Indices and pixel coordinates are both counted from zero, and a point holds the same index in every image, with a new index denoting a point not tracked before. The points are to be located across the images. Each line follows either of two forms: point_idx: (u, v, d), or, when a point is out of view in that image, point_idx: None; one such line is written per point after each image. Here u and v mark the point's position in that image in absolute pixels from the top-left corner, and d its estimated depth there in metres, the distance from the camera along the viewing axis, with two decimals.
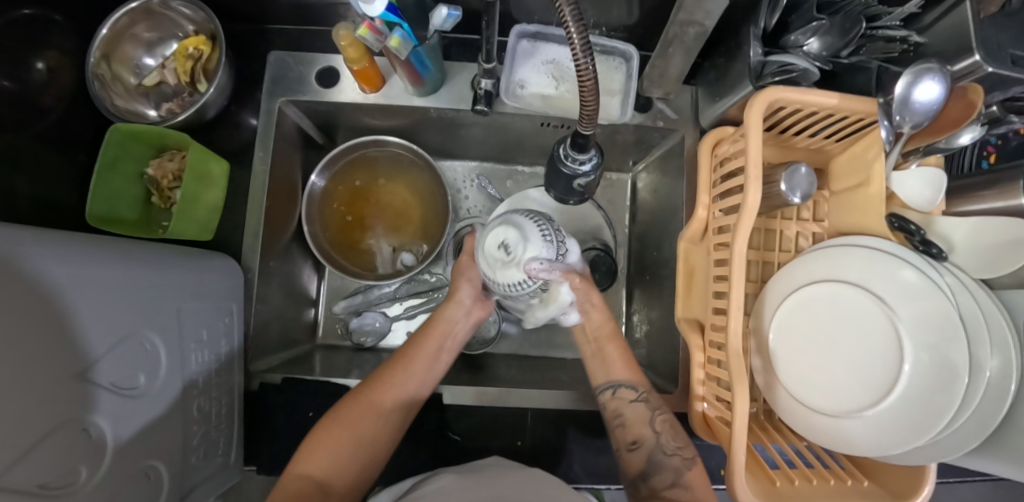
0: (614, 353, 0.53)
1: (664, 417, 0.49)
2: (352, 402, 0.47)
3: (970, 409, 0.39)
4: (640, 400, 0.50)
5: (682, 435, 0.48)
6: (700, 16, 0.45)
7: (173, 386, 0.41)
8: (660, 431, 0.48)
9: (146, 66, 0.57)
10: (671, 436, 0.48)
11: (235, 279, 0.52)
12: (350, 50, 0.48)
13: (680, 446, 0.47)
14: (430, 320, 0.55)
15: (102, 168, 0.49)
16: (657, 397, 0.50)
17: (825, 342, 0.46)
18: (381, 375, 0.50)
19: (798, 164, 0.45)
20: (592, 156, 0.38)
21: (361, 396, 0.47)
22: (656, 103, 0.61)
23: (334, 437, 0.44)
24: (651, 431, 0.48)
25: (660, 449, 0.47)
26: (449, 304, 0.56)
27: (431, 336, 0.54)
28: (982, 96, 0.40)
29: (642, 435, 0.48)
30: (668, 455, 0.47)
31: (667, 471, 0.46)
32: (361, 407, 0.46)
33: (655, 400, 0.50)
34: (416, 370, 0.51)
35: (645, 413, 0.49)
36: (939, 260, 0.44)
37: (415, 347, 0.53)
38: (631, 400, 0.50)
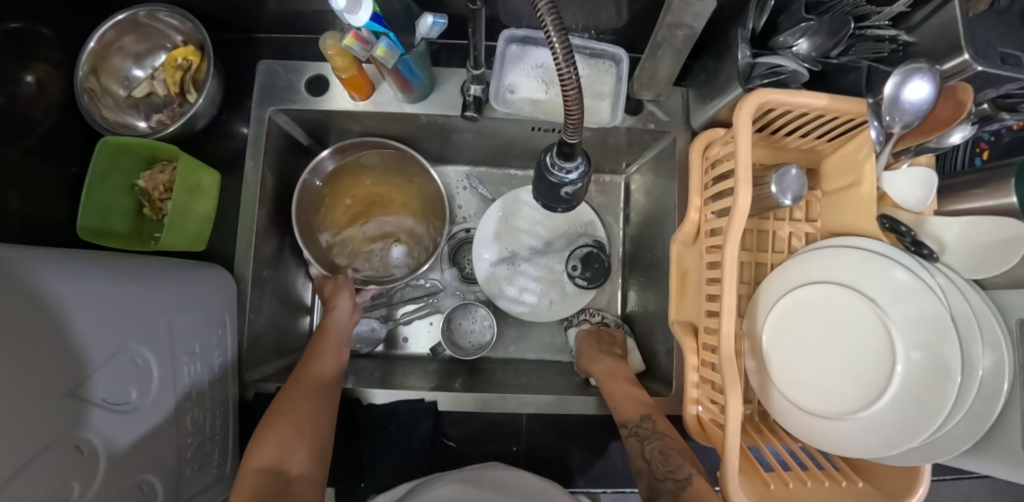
0: (614, 391, 0.55)
1: (654, 445, 0.47)
2: (284, 398, 0.49)
3: (965, 408, 0.39)
4: (633, 436, 0.49)
5: (673, 458, 0.45)
6: (688, 19, 0.44)
7: (165, 399, 0.41)
8: (651, 460, 0.47)
9: (135, 78, 0.57)
10: (662, 462, 0.46)
11: (227, 290, 0.52)
12: (338, 59, 0.48)
13: (671, 469, 0.44)
14: (319, 331, 0.59)
15: (92, 182, 0.49)
16: (648, 426, 0.49)
17: (817, 344, 0.46)
18: (303, 369, 0.53)
19: (789, 166, 0.45)
20: (579, 163, 0.37)
21: (289, 390, 0.50)
22: (647, 105, 0.60)
23: (277, 429, 0.45)
24: (644, 462, 0.47)
25: (655, 475, 0.45)
26: (331, 313, 0.60)
27: (329, 338, 0.58)
28: (972, 95, 0.40)
29: (640, 467, 0.47)
30: (661, 479, 0.44)
31: (665, 494, 0.43)
32: (298, 397, 0.49)
33: (643, 430, 0.49)
34: (328, 365, 0.55)
35: (638, 447, 0.49)
36: (930, 261, 0.44)
37: (314, 351, 0.56)
38: (626, 436, 0.50)
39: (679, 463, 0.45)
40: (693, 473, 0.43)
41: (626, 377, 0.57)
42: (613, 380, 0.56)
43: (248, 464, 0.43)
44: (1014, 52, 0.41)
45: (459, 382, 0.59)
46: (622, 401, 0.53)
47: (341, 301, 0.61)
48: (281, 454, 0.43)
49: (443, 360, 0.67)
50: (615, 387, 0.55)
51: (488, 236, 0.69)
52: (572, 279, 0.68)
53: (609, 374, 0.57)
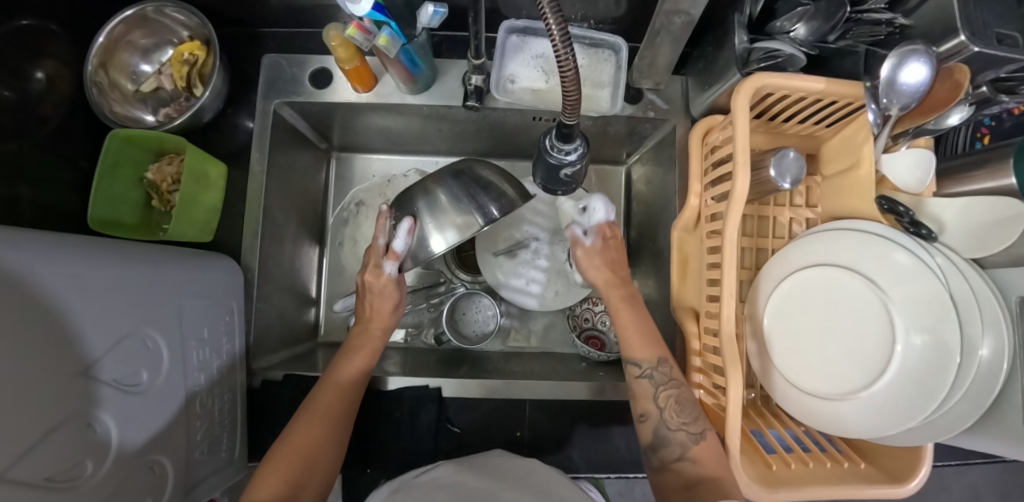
0: (625, 319, 0.53)
1: (670, 393, 0.48)
2: (304, 428, 0.44)
3: (963, 388, 0.40)
4: (646, 376, 0.49)
5: (689, 411, 0.46)
6: (686, 5, 0.45)
7: (175, 382, 0.42)
8: (664, 408, 0.47)
9: (143, 72, 0.58)
10: (677, 412, 0.46)
11: (234, 277, 0.53)
12: (341, 50, 0.49)
13: (685, 422, 0.46)
14: (346, 344, 0.54)
15: (102, 173, 0.50)
16: (664, 371, 0.49)
17: (818, 325, 0.46)
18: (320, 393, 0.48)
19: (787, 149, 0.46)
20: (577, 145, 0.37)
21: (308, 419, 0.45)
22: (647, 94, 0.60)
23: (286, 462, 0.42)
24: (656, 406, 0.48)
25: (665, 424, 0.47)
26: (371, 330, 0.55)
27: (357, 356, 0.53)
28: (968, 76, 0.40)
29: (649, 410, 0.48)
30: (673, 430, 0.46)
31: (674, 445, 0.45)
32: (313, 423, 0.45)
33: (658, 374, 0.49)
34: (352, 389, 0.50)
35: (651, 389, 0.49)
36: (929, 241, 0.43)
37: (336, 370, 0.51)
38: (638, 376, 0.50)
39: (692, 419, 0.46)
40: (707, 429, 0.45)
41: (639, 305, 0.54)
42: (628, 310, 0.53)
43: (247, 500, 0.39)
44: (1010, 33, 0.41)
45: (463, 370, 0.60)
46: (637, 340, 0.51)
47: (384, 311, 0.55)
48: (291, 490, 0.40)
49: (446, 350, 0.67)
50: (627, 318, 0.53)
51: (489, 228, 0.69)
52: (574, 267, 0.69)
53: (625, 302, 0.54)
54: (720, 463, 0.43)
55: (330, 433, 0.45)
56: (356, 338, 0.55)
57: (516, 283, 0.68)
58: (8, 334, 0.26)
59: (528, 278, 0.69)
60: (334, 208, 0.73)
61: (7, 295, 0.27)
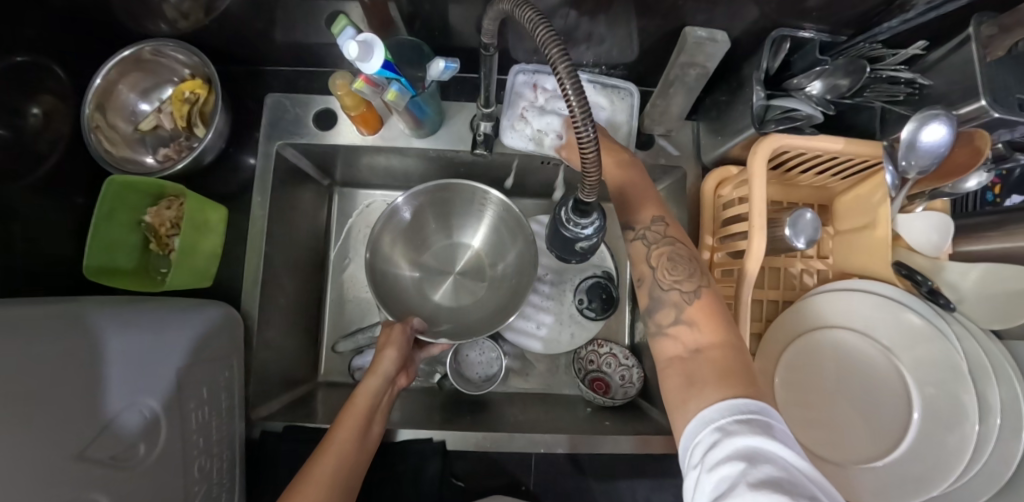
0: (634, 191, 0.47)
1: (661, 249, 0.43)
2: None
3: (984, 458, 0.39)
4: (639, 239, 0.45)
5: (682, 266, 0.41)
6: (702, 58, 0.46)
7: (175, 446, 0.40)
8: (656, 267, 0.42)
9: (141, 111, 0.56)
10: (669, 269, 0.41)
11: (233, 327, 0.51)
12: (347, 98, 0.47)
13: (678, 280, 0.41)
14: (348, 399, 0.47)
15: (99, 219, 0.48)
16: (658, 230, 0.44)
17: (824, 385, 0.46)
18: (314, 462, 0.41)
19: (804, 209, 0.45)
20: (595, 219, 0.35)
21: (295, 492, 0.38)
22: (658, 140, 0.59)
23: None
24: (648, 268, 0.43)
25: (658, 285, 0.41)
26: (371, 376, 0.48)
27: (353, 410, 0.46)
28: (989, 142, 0.40)
29: (643, 271, 0.43)
30: (665, 289, 0.41)
31: (668, 307, 0.40)
32: (305, 491, 0.38)
33: (651, 233, 0.44)
34: (349, 451, 0.43)
35: (643, 250, 0.44)
36: (946, 310, 0.43)
37: (333, 432, 0.44)
38: (631, 239, 0.45)
39: (686, 274, 0.41)
40: (702, 287, 0.40)
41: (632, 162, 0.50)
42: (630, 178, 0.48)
43: None
44: None
45: (467, 418, 0.59)
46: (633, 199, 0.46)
47: (383, 366, 0.49)
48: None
49: (449, 392, 0.65)
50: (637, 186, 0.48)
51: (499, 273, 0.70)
52: (582, 311, 0.68)
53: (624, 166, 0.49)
54: (718, 325, 0.37)
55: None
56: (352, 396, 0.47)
57: (522, 325, 0.68)
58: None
59: (534, 319, 0.68)
60: (334, 243, 0.71)
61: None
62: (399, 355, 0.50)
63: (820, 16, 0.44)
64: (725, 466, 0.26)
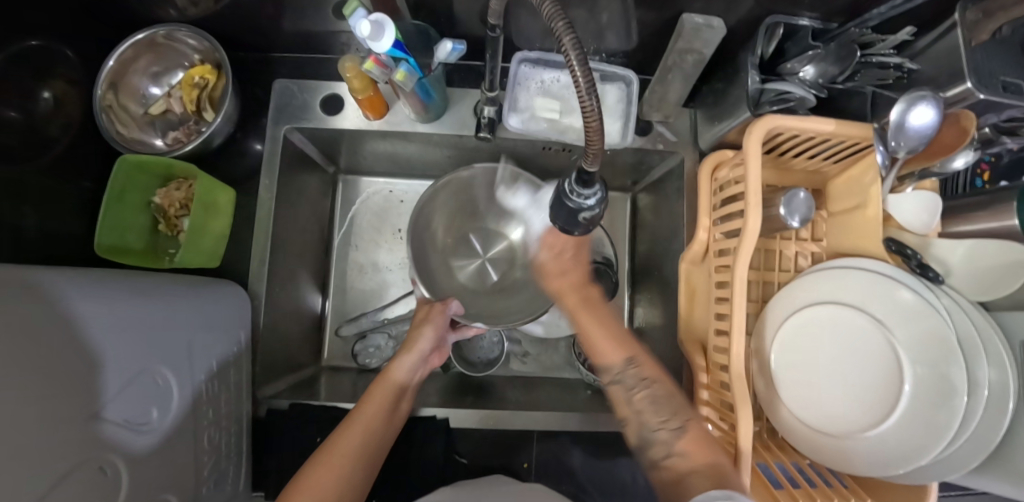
0: (599, 334, 0.49)
1: (642, 393, 0.45)
2: (316, 467, 0.41)
3: (972, 427, 0.40)
4: (619, 382, 0.47)
5: (666, 406, 0.44)
6: (698, 45, 0.48)
7: (184, 416, 0.41)
8: (641, 410, 0.45)
9: (152, 95, 0.58)
10: (654, 411, 0.44)
11: (242, 306, 0.53)
12: (356, 81, 0.49)
13: (665, 419, 0.43)
14: (377, 377, 0.50)
15: (110, 198, 0.49)
16: (634, 373, 0.47)
17: (822, 361, 0.47)
18: (338, 434, 0.44)
19: (797, 189, 0.47)
20: (596, 190, 0.37)
21: (319, 460, 0.41)
22: (656, 126, 0.61)
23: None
24: (632, 411, 0.45)
25: (646, 425, 0.44)
26: (405, 353, 0.52)
27: (383, 385, 0.49)
28: (975, 122, 0.42)
29: (627, 415, 0.46)
30: (655, 430, 0.43)
31: (659, 445, 0.42)
32: (328, 460, 0.41)
33: (628, 376, 0.47)
34: (373, 424, 0.45)
35: (624, 395, 0.47)
36: (935, 283, 0.44)
37: (358, 407, 0.47)
38: (611, 381, 0.48)
39: (672, 414, 0.43)
40: (687, 421, 0.43)
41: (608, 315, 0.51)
42: (591, 315, 0.51)
43: None
44: (1014, 80, 0.43)
45: (470, 399, 0.60)
46: (608, 345, 0.48)
47: (419, 344, 0.53)
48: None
49: (451, 375, 0.66)
50: (589, 324, 0.50)
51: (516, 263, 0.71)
52: None
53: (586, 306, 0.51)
54: (707, 452, 0.40)
55: (349, 474, 0.41)
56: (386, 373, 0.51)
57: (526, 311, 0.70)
58: (15, 380, 0.25)
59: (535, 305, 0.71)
60: (338, 230, 0.72)
61: (15, 340, 0.26)
62: (435, 334, 0.54)
63: (812, 3, 0.46)
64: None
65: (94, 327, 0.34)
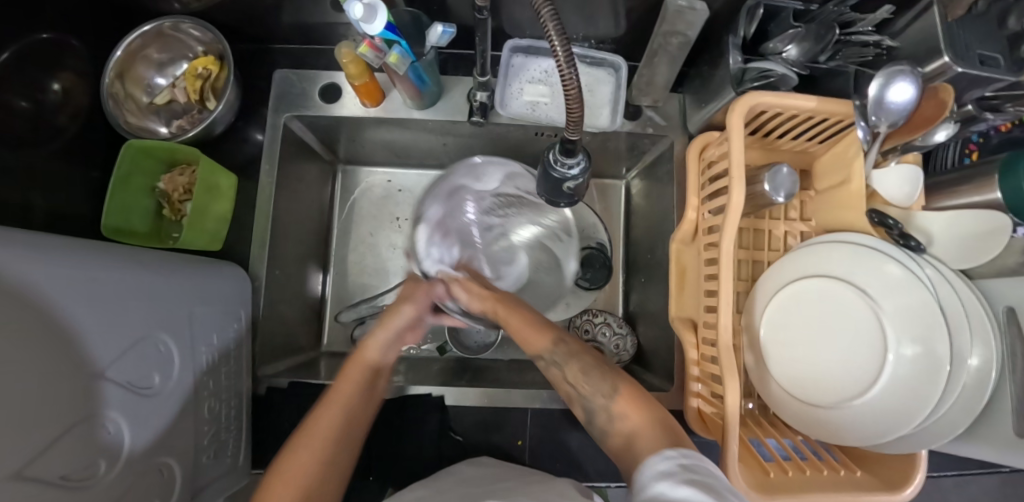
0: (511, 318, 0.49)
1: (573, 366, 0.44)
2: (295, 448, 0.38)
3: (954, 396, 0.41)
4: (550, 364, 0.46)
5: (595, 376, 0.42)
6: (682, 27, 0.48)
7: (184, 385, 0.43)
8: (578, 384, 0.43)
9: (158, 85, 0.60)
10: (586, 383, 0.42)
11: (241, 285, 0.54)
12: (351, 66, 0.51)
13: (593, 387, 0.42)
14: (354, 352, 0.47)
15: (117, 182, 0.52)
16: (562, 349, 0.46)
17: (812, 337, 0.47)
18: (312, 417, 0.41)
19: (780, 165, 0.48)
20: (579, 160, 0.41)
21: (297, 440, 0.39)
22: (645, 111, 0.63)
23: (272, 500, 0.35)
24: (570, 387, 0.45)
25: (587, 399, 0.42)
26: (380, 329, 0.48)
27: (358, 362, 0.46)
28: (953, 95, 0.42)
29: (568, 392, 0.45)
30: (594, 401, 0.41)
31: (602, 413, 0.41)
32: (302, 447, 0.38)
33: (557, 355, 0.46)
34: (351, 406, 0.43)
35: (559, 374, 0.46)
36: (918, 253, 0.45)
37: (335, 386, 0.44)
38: (545, 366, 0.47)
39: (603, 380, 0.41)
40: (619, 383, 0.40)
41: (527, 311, 0.50)
42: (512, 312, 0.49)
43: None
44: (991, 55, 0.43)
45: (465, 379, 0.62)
46: (529, 333, 0.47)
47: (395, 321, 0.49)
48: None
49: (449, 359, 0.68)
50: (512, 317, 0.49)
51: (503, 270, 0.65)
52: (578, 282, 0.72)
53: (509, 306, 0.50)
54: (642, 407, 0.38)
55: (326, 462, 0.38)
56: (360, 350, 0.48)
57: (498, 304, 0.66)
58: (21, 335, 0.27)
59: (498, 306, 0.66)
60: (338, 219, 0.74)
61: (20, 297, 0.27)
62: (415, 312, 0.51)
63: None
64: (683, 490, 0.26)
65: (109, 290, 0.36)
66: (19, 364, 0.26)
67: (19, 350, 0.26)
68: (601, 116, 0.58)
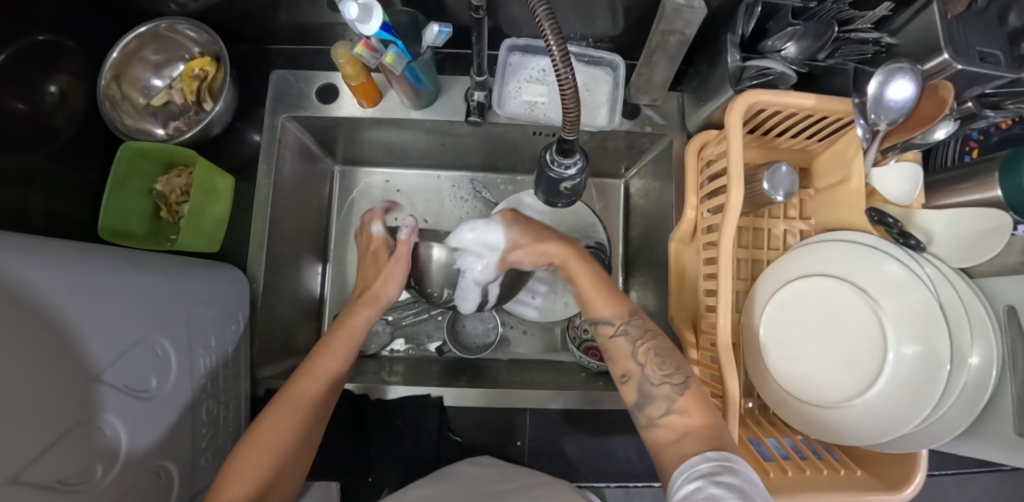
0: (585, 279, 0.50)
1: (647, 346, 0.45)
2: (279, 407, 0.44)
3: (954, 395, 0.41)
4: (620, 335, 0.46)
5: (669, 361, 0.43)
6: (680, 25, 0.48)
7: (182, 388, 0.42)
8: (645, 363, 0.44)
9: (154, 87, 0.60)
10: (659, 364, 0.43)
11: (240, 287, 0.54)
12: (348, 67, 0.50)
13: (668, 374, 0.43)
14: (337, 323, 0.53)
15: (114, 184, 0.51)
16: (637, 325, 0.46)
17: (811, 336, 0.47)
18: (295, 382, 0.46)
19: (780, 163, 0.47)
20: (576, 160, 0.42)
21: (281, 403, 0.44)
22: (644, 110, 0.62)
23: (256, 454, 0.40)
24: (636, 364, 0.44)
25: (648, 380, 0.43)
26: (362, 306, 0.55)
27: (343, 332, 0.52)
28: (952, 92, 0.41)
29: (630, 369, 0.44)
30: (656, 384, 0.42)
31: (658, 401, 0.42)
32: (286, 410, 0.44)
33: (632, 328, 0.46)
34: (330, 372, 0.48)
35: (627, 347, 0.45)
36: (918, 251, 0.45)
37: (317, 352, 0.49)
38: (611, 336, 0.46)
39: (675, 368, 0.43)
40: (691, 377, 0.42)
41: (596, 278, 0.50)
42: (588, 274, 0.50)
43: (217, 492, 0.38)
44: (991, 52, 0.43)
45: (464, 379, 0.62)
46: (602, 299, 0.48)
47: (381, 296, 0.56)
48: (265, 486, 0.39)
49: (448, 359, 0.68)
50: (587, 282, 0.50)
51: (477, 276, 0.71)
52: None
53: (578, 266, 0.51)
54: (705, 411, 0.40)
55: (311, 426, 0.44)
56: (342, 322, 0.53)
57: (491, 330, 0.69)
58: (18, 339, 0.27)
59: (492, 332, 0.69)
60: (337, 220, 0.74)
61: (15, 301, 0.27)
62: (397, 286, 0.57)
63: None
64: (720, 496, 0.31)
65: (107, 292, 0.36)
66: (17, 368, 0.26)
67: (14, 356, 0.26)
68: (598, 115, 0.58)
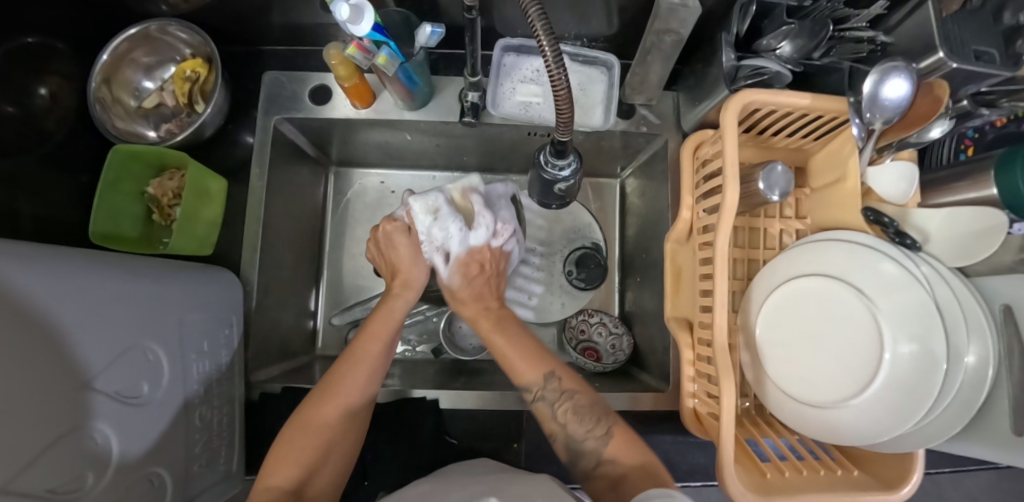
0: (501, 342, 0.52)
1: (566, 406, 0.46)
2: (322, 398, 0.45)
3: (950, 395, 0.41)
4: (540, 399, 0.48)
5: (589, 415, 0.45)
6: (675, 25, 0.48)
7: (174, 394, 0.42)
8: (566, 422, 0.46)
9: (145, 89, 0.59)
10: (578, 423, 0.45)
11: (234, 291, 0.54)
12: (341, 68, 0.50)
13: (590, 429, 0.45)
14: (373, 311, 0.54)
15: (105, 187, 0.51)
16: (555, 386, 0.47)
17: (807, 336, 0.47)
18: (338, 372, 0.48)
19: (775, 163, 0.47)
20: (570, 161, 0.42)
21: (323, 394, 0.46)
22: (639, 110, 0.62)
23: (303, 439, 0.43)
24: (558, 425, 0.47)
25: (574, 437, 0.45)
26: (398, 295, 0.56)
27: (380, 318, 0.53)
28: (948, 91, 0.42)
29: (555, 430, 0.47)
30: (583, 439, 0.45)
31: (588, 453, 0.44)
32: (328, 398, 0.45)
33: (550, 392, 0.47)
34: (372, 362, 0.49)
35: (548, 411, 0.47)
36: (913, 250, 0.45)
37: (358, 340, 0.50)
38: (533, 400, 0.48)
39: (596, 422, 0.45)
40: (613, 427, 0.44)
41: (514, 331, 0.53)
42: (502, 337, 0.52)
43: (265, 480, 0.41)
44: (986, 49, 0.43)
45: (460, 382, 0.62)
46: (523, 364, 0.49)
47: (413, 281, 0.56)
48: (307, 470, 0.42)
49: (444, 361, 0.68)
50: (502, 344, 0.52)
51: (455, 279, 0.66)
52: (572, 282, 0.72)
53: (499, 324, 0.54)
54: (636, 452, 0.43)
55: (351, 408, 0.46)
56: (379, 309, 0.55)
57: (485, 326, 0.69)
58: (7, 346, 0.26)
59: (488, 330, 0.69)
60: (332, 221, 0.74)
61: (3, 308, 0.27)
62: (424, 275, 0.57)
63: None
64: None
65: (99, 296, 0.35)
66: (5, 375, 0.26)
67: (2, 363, 0.26)
68: (594, 115, 0.58)
